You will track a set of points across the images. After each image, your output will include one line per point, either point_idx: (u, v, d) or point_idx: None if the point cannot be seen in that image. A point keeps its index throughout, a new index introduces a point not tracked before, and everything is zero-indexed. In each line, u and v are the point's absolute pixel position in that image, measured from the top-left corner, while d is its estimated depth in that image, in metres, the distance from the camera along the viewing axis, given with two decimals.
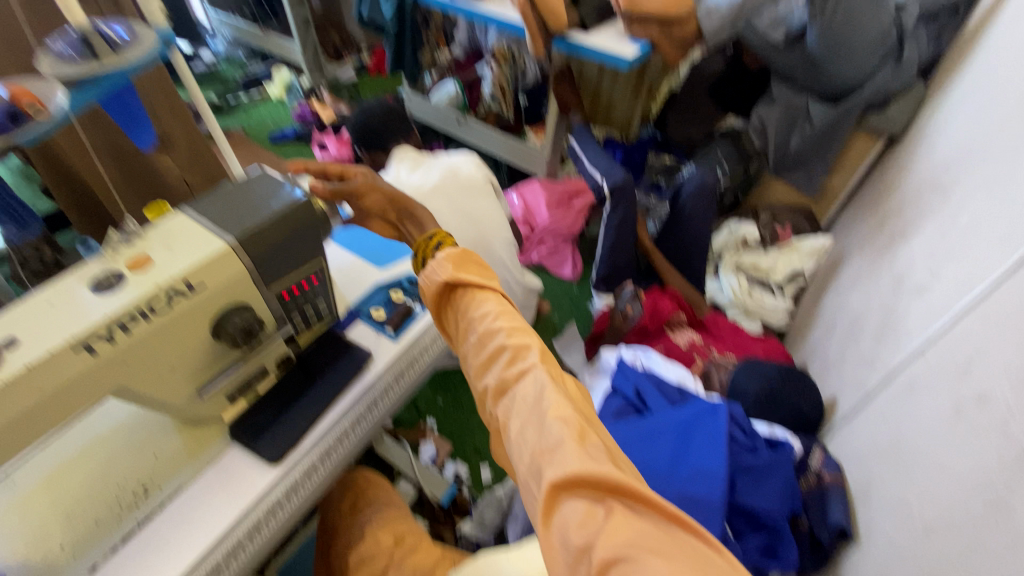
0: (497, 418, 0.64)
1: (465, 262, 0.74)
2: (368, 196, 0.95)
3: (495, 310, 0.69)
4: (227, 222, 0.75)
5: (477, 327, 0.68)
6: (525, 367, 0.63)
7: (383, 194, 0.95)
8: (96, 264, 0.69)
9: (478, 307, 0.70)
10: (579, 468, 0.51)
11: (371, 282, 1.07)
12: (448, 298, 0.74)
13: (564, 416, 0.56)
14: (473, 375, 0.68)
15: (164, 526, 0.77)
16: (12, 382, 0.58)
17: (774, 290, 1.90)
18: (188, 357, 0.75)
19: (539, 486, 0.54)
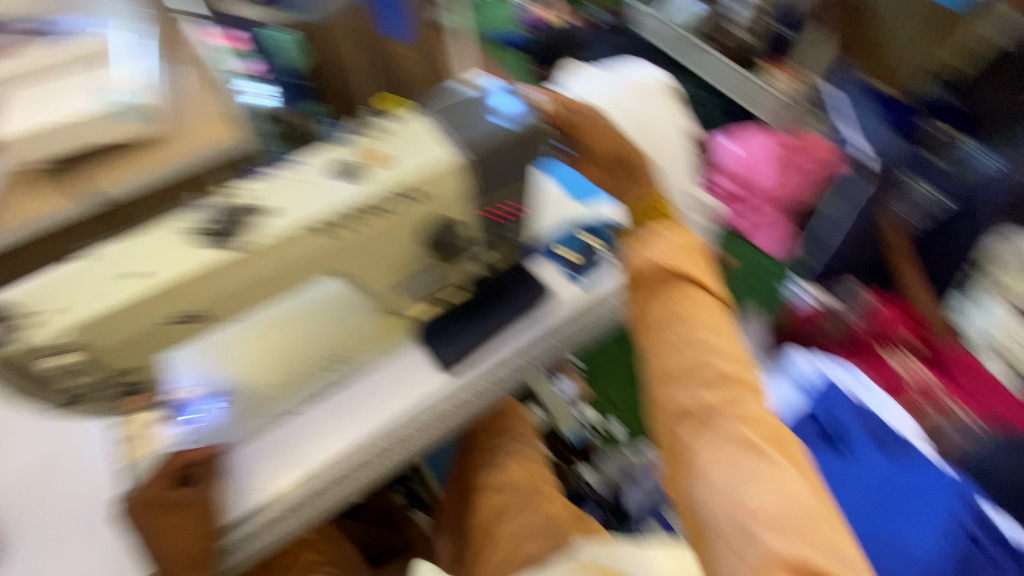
0: (685, 441, 0.65)
1: (686, 251, 0.73)
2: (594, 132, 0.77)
3: (717, 328, 0.69)
4: (458, 128, 0.70)
5: (688, 328, 0.68)
6: (743, 413, 0.63)
7: (616, 140, 0.77)
8: (344, 150, 0.69)
9: (695, 314, 0.69)
10: (805, 551, 0.53)
11: (560, 217, 0.97)
12: (658, 286, 0.73)
13: (786, 485, 0.58)
14: (664, 381, 0.68)
15: (349, 398, 0.84)
16: (261, 248, 0.62)
17: None
18: (400, 256, 0.75)
19: (746, 548, 0.55)
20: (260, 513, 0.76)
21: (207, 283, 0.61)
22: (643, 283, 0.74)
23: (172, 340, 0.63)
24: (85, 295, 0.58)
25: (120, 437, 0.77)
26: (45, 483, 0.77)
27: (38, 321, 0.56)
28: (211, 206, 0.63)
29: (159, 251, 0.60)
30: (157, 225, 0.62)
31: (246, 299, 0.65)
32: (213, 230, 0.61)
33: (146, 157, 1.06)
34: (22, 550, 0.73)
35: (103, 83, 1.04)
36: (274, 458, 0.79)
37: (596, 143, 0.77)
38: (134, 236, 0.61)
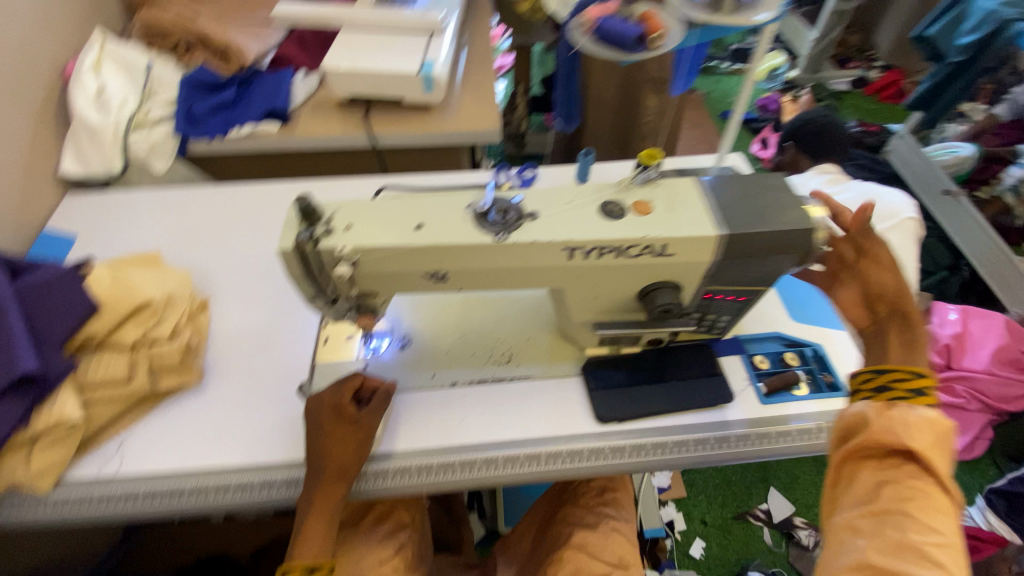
0: None
1: (941, 440, 0.60)
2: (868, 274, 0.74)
3: (946, 533, 0.55)
4: (728, 209, 0.71)
5: (904, 522, 0.56)
6: None
7: (895, 281, 0.72)
8: (612, 187, 0.73)
9: (924, 510, 0.56)
10: None
11: (769, 325, 0.94)
12: (888, 459, 0.60)
13: None
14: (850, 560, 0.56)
15: (506, 395, 0.87)
16: (520, 247, 0.68)
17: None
18: (610, 295, 0.77)
19: None
20: (398, 459, 0.81)
21: (466, 256, 0.69)
22: (863, 450, 0.61)
23: (415, 288, 0.73)
24: (378, 229, 0.68)
25: (324, 335, 0.92)
26: (254, 345, 0.91)
27: (340, 233, 0.67)
28: (493, 198, 0.71)
29: (444, 218, 0.70)
30: (447, 196, 0.73)
31: (475, 279, 0.73)
32: (489, 218, 0.69)
33: (420, 125, 1.25)
34: (220, 389, 0.86)
35: (417, 54, 1.23)
36: (428, 416, 0.85)
37: (868, 270, 0.74)
38: (429, 197, 0.72)
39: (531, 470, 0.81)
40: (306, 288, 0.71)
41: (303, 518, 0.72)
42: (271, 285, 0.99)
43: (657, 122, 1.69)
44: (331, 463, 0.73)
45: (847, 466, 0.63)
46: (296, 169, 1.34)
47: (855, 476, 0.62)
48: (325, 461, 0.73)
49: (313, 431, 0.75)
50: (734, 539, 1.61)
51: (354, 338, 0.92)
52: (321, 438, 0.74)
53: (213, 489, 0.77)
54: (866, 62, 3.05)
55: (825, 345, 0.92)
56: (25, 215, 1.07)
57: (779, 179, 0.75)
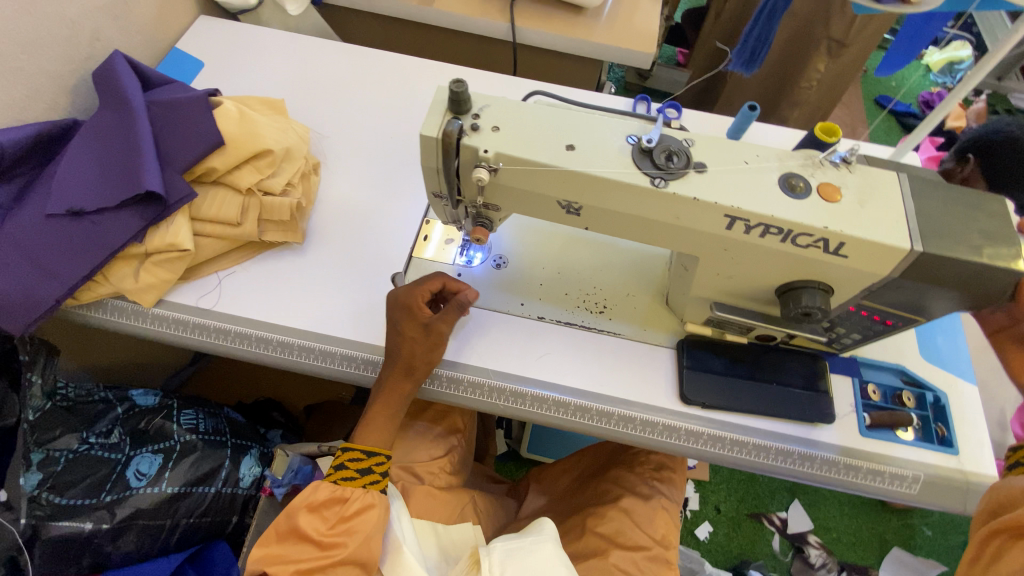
0: None
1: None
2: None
3: None
4: (928, 222, 0.60)
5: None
6: None
7: None
8: (797, 160, 0.63)
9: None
10: None
11: (892, 356, 0.85)
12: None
13: None
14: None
15: (592, 345, 0.83)
16: (678, 200, 0.60)
17: None
18: (743, 279, 0.69)
19: None
20: (470, 374, 0.80)
21: (612, 194, 0.62)
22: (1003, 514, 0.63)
23: (545, 214, 0.67)
24: (528, 138, 0.62)
25: (426, 232, 0.90)
26: (355, 221, 0.90)
27: (487, 134, 0.61)
28: (660, 134, 0.62)
29: (601, 145, 0.62)
30: (607, 119, 0.65)
31: (609, 222, 0.66)
32: (652, 156, 0.60)
33: (565, 29, 1.12)
34: (317, 255, 0.86)
35: None
36: (511, 340, 0.83)
37: None
38: (587, 116, 0.64)
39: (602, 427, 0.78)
40: (433, 182, 0.67)
41: (373, 406, 0.73)
42: (381, 165, 0.96)
43: (818, 90, 1.46)
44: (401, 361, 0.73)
45: (995, 541, 0.63)
46: (420, 45, 1.25)
47: (1005, 553, 0.62)
48: (396, 359, 0.73)
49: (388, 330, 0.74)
50: (742, 534, 1.61)
51: (453, 243, 0.90)
52: (397, 342, 0.73)
53: (298, 348, 0.80)
54: None
55: (951, 397, 0.81)
56: (158, 28, 1.05)
57: (1001, 204, 0.62)
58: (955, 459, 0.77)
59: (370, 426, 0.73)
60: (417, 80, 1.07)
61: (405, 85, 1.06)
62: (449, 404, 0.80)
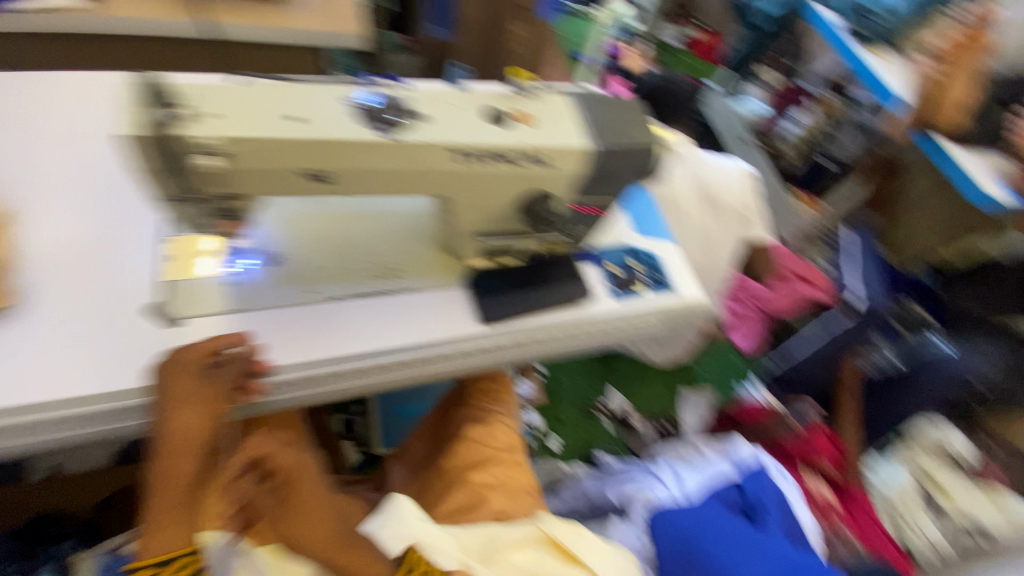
0: None
1: None
2: (302, 500, 0.78)
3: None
4: (596, 125, 0.79)
5: None
6: None
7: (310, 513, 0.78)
8: (495, 98, 0.77)
9: None
10: None
11: (618, 239, 1.10)
12: None
13: None
14: None
15: (391, 307, 0.89)
16: (412, 147, 0.68)
17: (937, 514, 1.66)
18: (489, 206, 0.82)
19: None
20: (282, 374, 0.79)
21: (355, 156, 0.66)
22: None
23: (296, 190, 0.69)
24: (250, 117, 0.62)
25: (174, 252, 0.82)
26: (80, 264, 0.78)
27: (201, 124, 0.60)
28: (379, 95, 0.69)
29: (329, 113, 0.66)
30: (326, 89, 0.68)
31: (363, 182, 0.70)
32: (375, 116, 0.67)
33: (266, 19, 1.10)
34: (40, 312, 0.72)
35: None
36: (315, 326, 0.83)
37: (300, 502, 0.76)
38: (306, 91, 0.67)
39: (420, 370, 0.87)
40: (162, 188, 0.63)
41: (156, 495, 0.71)
42: (94, 199, 0.84)
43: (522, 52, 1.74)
44: (192, 434, 0.71)
45: None
46: None
47: None
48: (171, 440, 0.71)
49: (177, 378, 0.70)
50: (582, 431, 1.89)
51: (214, 255, 0.84)
52: (188, 386, 0.70)
53: (52, 424, 0.69)
54: None
55: (662, 254, 1.10)
56: None
57: (634, 104, 0.85)
58: (674, 295, 1.04)
59: (161, 537, 0.71)
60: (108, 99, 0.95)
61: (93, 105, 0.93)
62: (278, 408, 0.83)
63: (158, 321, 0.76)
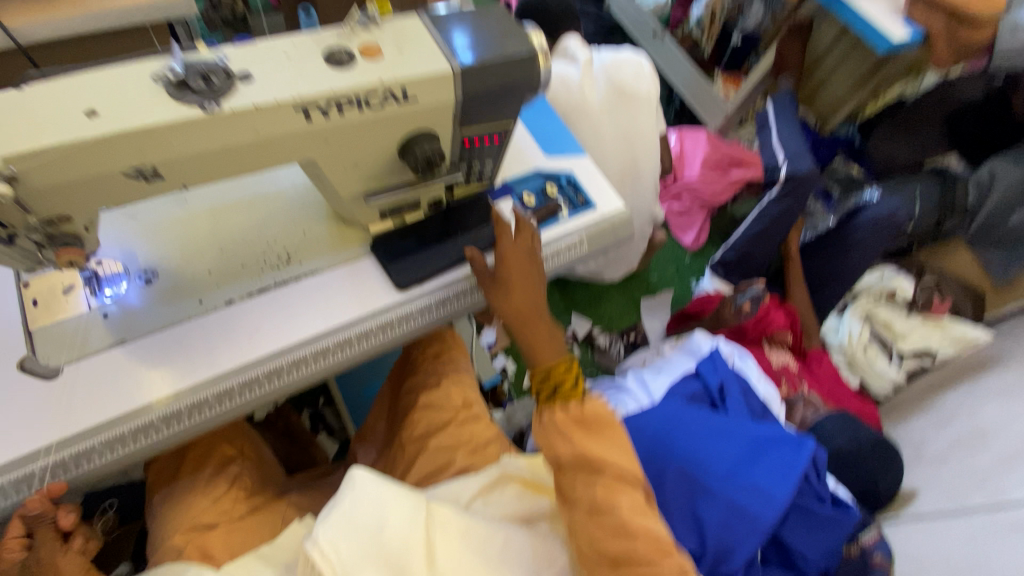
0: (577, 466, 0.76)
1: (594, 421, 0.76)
2: (523, 288, 0.83)
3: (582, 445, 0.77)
4: (457, 44, 0.70)
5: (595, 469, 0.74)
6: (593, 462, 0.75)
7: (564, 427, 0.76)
8: (334, 37, 0.66)
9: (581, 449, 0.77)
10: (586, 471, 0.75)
11: (531, 165, 1.03)
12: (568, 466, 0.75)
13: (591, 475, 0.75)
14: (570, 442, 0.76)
15: (297, 295, 0.81)
16: (241, 115, 0.58)
17: (892, 356, 1.67)
18: (366, 163, 0.74)
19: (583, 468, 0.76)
20: (165, 406, 0.71)
21: (178, 141, 0.57)
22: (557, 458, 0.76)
23: (124, 195, 0.59)
24: (27, 122, 0.51)
25: (30, 297, 0.72)
26: None
27: None
28: (185, 61, 0.58)
29: (134, 96, 0.56)
30: (122, 68, 0.57)
31: (202, 168, 0.61)
32: (189, 85, 0.57)
33: (69, 0, 0.94)
34: None
35: None
36: (211, 338, 0.75)
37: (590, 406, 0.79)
38: (96, 76, 0.56)
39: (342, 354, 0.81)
40: None
41: None
42: None
43: None
44: None
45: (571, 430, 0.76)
46: None
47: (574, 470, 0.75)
48: None
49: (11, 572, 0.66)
50: None
51: (76, 289, 0.74)
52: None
53: None
54: None
55: (578, 171, 1.03)
56: None
57: (501, 12, 0.76)
58: (596, 211, 1.00)
59: None
60: None
61: None
62: (148, 449, 0.72)
63: (37, 375, 0.69)
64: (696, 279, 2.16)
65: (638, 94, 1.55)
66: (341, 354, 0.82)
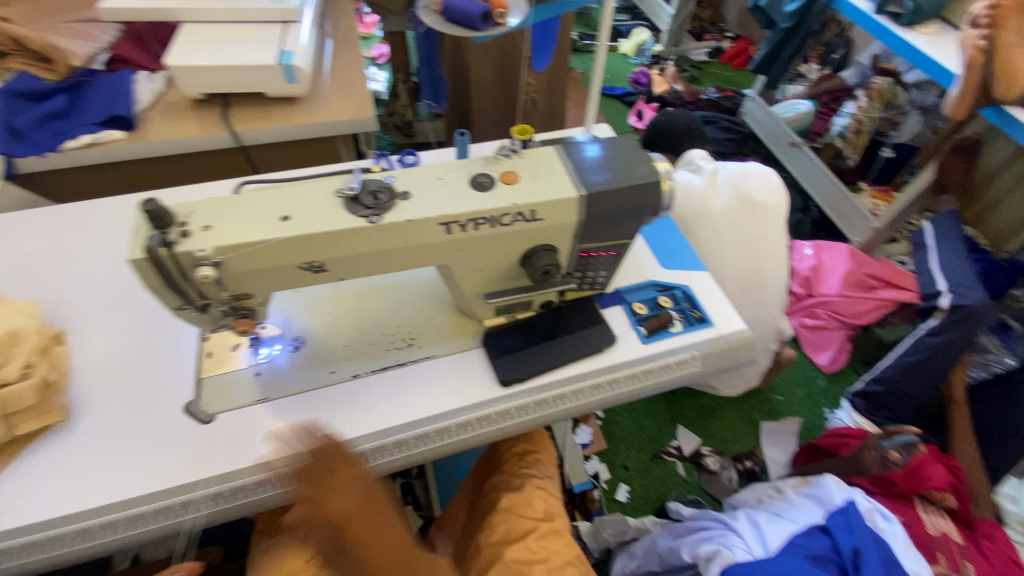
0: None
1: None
2: (375, 533, 0.72)
3: None
4: (586, 171, 0.76)
5: None
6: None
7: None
8: (480, 162, 0.76)
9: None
10: None
11: (644, 275, 1.02)
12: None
13: None
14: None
15: (410, 378, 0.87)
16: (396, 227, 0.68)
17: None
18: (490, 267, 0.81)
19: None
20: (263, 471, 0.78)
21: (345, 243, 0.68)
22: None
23: (296, 282, 0.71)
24: (241, 221, 0.65)
25: (207, 349, 0.87)
26: (128, 371, 0.84)
27: (198, 236, 0.63)
28: (362, 180, 0.70)
29: (318, 206, 0.68)
30: (315, 182, 0.71)
31: (357, 264, 0.72)
32: (361, 200, 0.68)
33: (286, 116, 1.20)
34: (92, 425, 0.79)
35: (273, 44, 1.17)
36: (334, 407, 0.84)
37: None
38: (295, 187, 0.70)
39: (440, 442, 0.85)
40: (174, 299, 0.67)
41: None
42: (137, 311, 0.91)
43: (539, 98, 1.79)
44: None
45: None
46: (156, 177, 1.23)
47: None
48: None
49: None
50: (653, 478, 1.77)
51: (242, 347, 0.88)
52: None
53: (101, 528, 0.73)
54: (719, 32, 3.34)
55: (695, 286, 1.01)
56: None
57: (630, 140, 0.82)
58: (712, 329, 0.95)
59: None
60: None
61: None
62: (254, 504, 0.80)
63: (193, 418, 0.80)
64: (830, 409, 1.94)
65: (767, 206, 1.51)
66: (439, 441, 0.85)
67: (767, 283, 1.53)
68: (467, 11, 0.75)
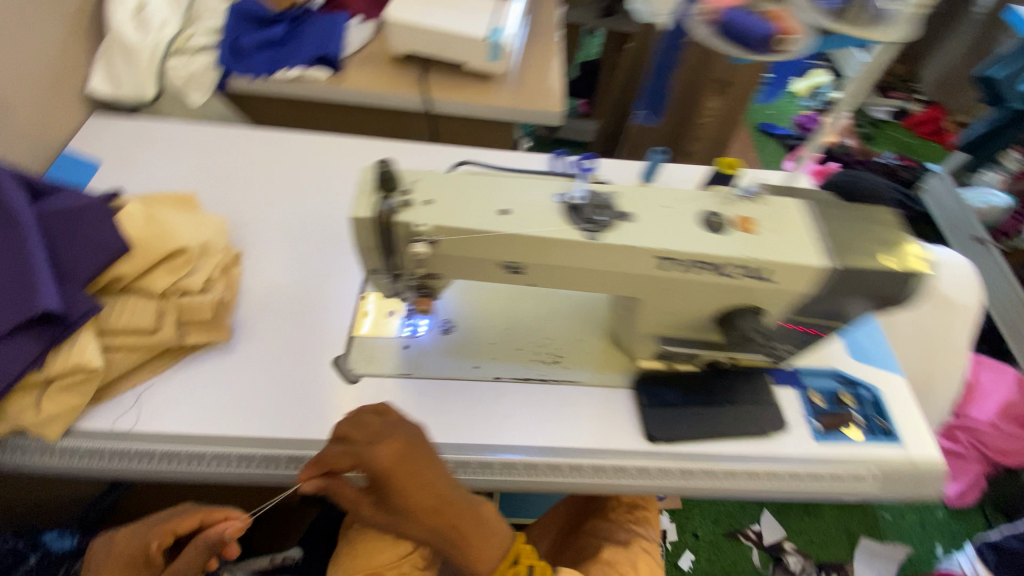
0: None
1: None
2: (417, 482, 0.61)
3: None
4: (831, 238, 0.65)
5: None
6: None
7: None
8: (709, 199, 0.68)
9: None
10: None
11: (830, 361, 0.91)
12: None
13: None
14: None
15: (552, 400, 0.81)
16: (612, 249, 0.62)
17: None
18: (679, 313, 0.72)
19: None
20: None
21: (555, 251, 0.62)
22: None
23: (488, 277, 0.66)
24: (463, 206, 0.62)
25: (364, 308, 0.86)
26: (289, 309, 0.85)
27: (417, 209, 0.61)
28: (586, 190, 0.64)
29: (536, 206, 0.64)
30: (533, 179, 0.66)
31: (555, 275, 0.66)
32: (582, 212, 0.62)
33: (476, 92, 1.18)
34: (248, 351, 0.80)
35: (485, 18, 1.14)
36: (471, 407, 0.80)
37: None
38: (514, 180, 0.66)
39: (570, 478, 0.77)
40: (369, 261, 0.65)
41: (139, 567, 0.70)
42: (306, 250, 0.92)
43: (713, 126, 1.67)
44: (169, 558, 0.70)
45: None
46: (338, 121, 1.26)
47: None
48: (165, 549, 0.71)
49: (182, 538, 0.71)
50: (723, 556, 1.62)
51: (394, 315, 0.87)
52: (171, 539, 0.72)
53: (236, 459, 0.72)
54: (910, 93, 2.98)
55: (890, 393, 0.87)
56: (46, 131, 0.96)
57: (883, 213, 0.69)
58: (898, 449, 0.82)
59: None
60: (335, 162, 1.06)
61: (327, 162, 1.05)
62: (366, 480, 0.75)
63: (340, 375, 0.79)
64: (945, 548, 1.68)
65: (959, 307, 1.30)
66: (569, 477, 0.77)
67: (931, 395, 1.33)
68: (750, 27, 0.68)
